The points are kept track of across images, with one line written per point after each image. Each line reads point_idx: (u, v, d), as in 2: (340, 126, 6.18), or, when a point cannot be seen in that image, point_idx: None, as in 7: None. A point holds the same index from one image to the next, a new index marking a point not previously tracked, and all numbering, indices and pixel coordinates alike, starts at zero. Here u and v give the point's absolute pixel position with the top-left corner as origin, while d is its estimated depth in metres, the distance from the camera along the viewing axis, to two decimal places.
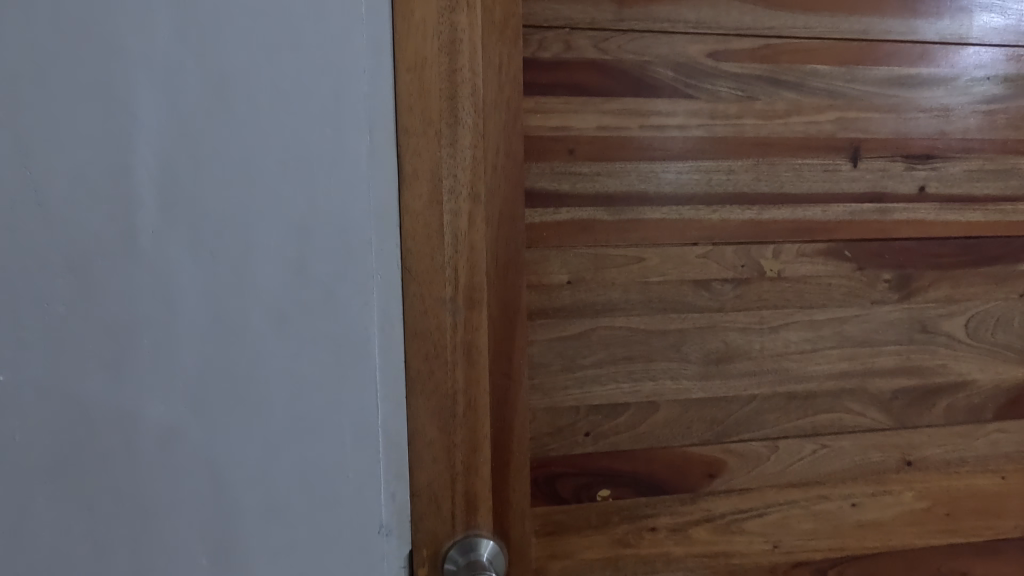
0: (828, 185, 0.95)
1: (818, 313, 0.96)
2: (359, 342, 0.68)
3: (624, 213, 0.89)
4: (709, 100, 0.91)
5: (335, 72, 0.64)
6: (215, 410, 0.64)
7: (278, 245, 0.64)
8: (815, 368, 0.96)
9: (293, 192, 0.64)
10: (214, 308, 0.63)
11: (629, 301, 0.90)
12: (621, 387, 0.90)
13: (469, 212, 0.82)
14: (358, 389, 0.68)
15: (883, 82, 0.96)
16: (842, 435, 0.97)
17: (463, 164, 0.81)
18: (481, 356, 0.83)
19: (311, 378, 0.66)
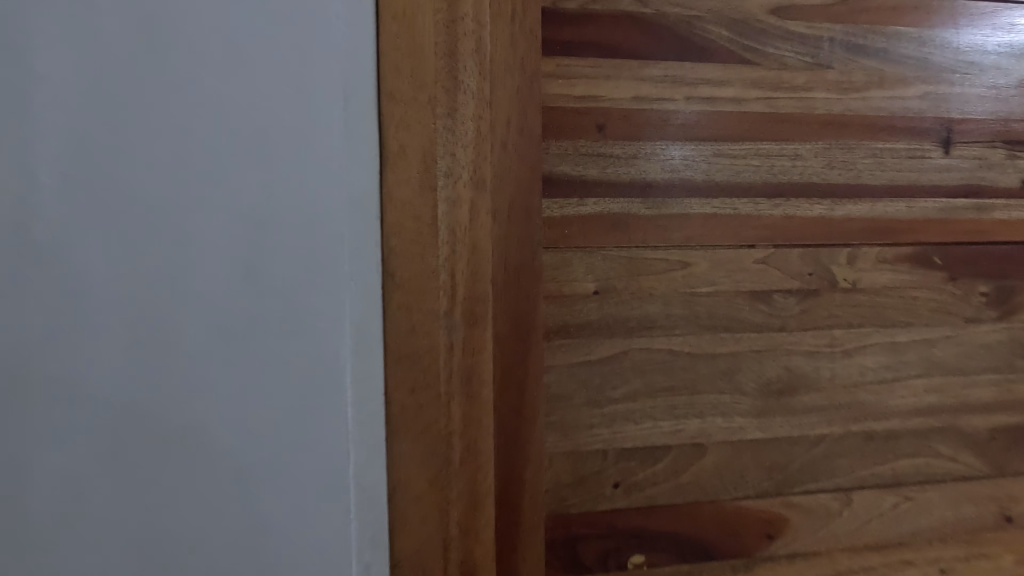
0: (915, 176, 0.77)
1: (901, 333, 0.77)
2: (329, 363, 0.54)
3: (666, 207, 0.71)
4: (771, 67, 0.73)
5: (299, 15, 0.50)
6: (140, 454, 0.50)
7: (224, 240, 0.50)
8: (897, 401, 0.78)
9: (245, 172, 0.50)
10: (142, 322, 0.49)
11: (671, 317, 0.72)
12: (659, 426, 0.72)
13: (470, 202, 0.64)
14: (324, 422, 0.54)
15: (979, 50, 0.78)
16: (928, 485, 0.79)
17: (463, 140, 0.63)
18: (485, 387, 0.65)
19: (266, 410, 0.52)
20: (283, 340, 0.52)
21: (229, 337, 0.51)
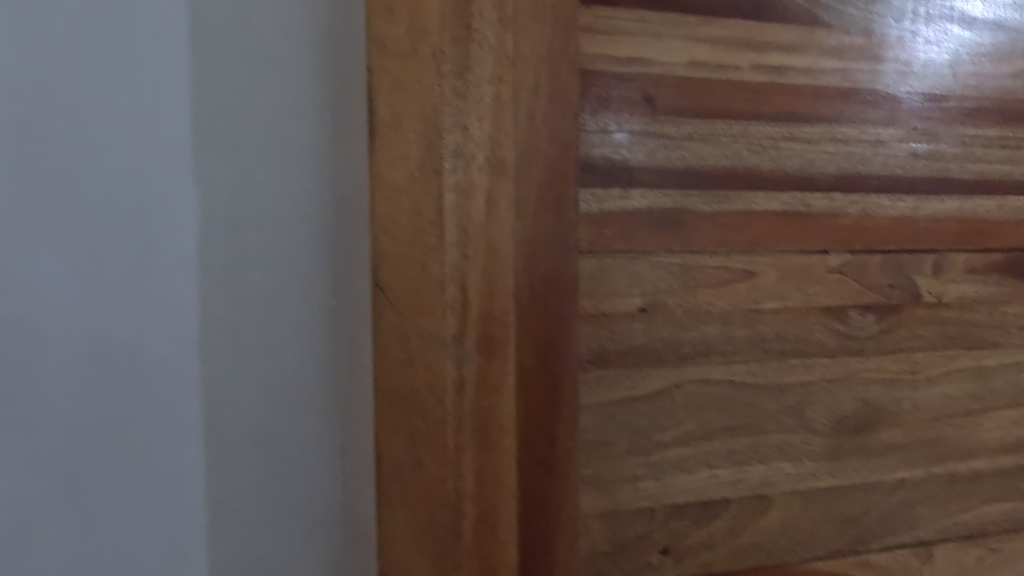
0: (1006, 168, 0.65)
1: (988, 356, 0.65)
2: (312, 365, 0.61)
3: (727, 201, 0.56)
4: (852, 32, 0.59)
5: (285, 82, 0.59)
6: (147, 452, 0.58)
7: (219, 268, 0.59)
8: (984, 437, 0.66)
9: (239, 213, 0.59)
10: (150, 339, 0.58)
11: (731, 340, 0.57)
12: (716, 477, 0.58)
13: (486, 193, 0.49)
14: (303, 429, 0.62)
15: None
16: (1014, 533, 0.67)
17: (477, 110, 0.48)
18: (503, 436, 0.50)
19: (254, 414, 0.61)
20: (268, 355, 0.61)
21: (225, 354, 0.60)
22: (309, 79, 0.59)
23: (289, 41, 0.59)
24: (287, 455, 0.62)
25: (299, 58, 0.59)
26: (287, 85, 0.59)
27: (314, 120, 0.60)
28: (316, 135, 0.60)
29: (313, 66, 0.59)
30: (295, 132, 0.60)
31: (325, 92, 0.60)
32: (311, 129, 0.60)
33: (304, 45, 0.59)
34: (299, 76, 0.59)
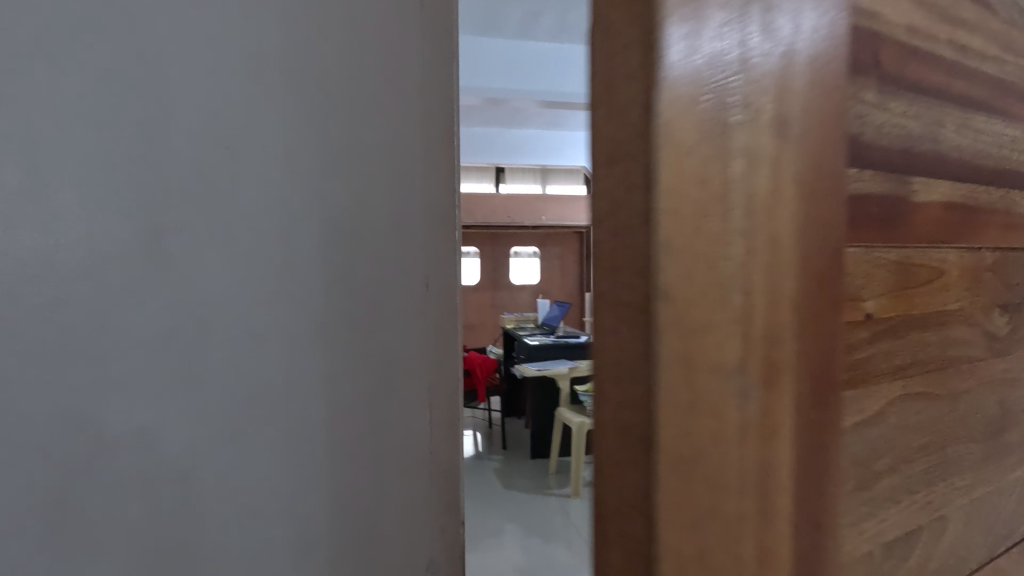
0: None
1: None
2: (382, 304, 1.07)
3: (934, 190, 0.50)
4: (1003, 19, 0.56)
5: (404, 199, 1.08)
6: (323, 410, 1.02)
7: (366, 304, 1.05)
8: None
9: (376, 272, 1.06)
10: (327, 347, 1.02)
11: (927, 349, 0.51)
12: (914, 500, 0.51)
13: (773, 161, 0.35)
14: (412, 390, 1.10)
15: None
16: None
17: (763, 45, 0.35)
18: (773, 474, 0.36)
19: (384, 385, 1.07)
20: (391, 349, 1.08)
21: (368, 352, 1.06)
22: (415, 199, 1.09)
23: (406, 179, 1.08)
24: (404, 405, 1.09)
25: (412, 188, 1.09)
26: (407, 202, 1.08)
27: (420, 221, 1.10)
28: (419, 227, 1.09)
29: (417, 193, 1.09)
30: (408, 226, 1.08)
31: (427, 206, 1.10)
32: (416, 225, 1.09)
33: (414, 181, 1.09)
34: (412, 197, 1.09)
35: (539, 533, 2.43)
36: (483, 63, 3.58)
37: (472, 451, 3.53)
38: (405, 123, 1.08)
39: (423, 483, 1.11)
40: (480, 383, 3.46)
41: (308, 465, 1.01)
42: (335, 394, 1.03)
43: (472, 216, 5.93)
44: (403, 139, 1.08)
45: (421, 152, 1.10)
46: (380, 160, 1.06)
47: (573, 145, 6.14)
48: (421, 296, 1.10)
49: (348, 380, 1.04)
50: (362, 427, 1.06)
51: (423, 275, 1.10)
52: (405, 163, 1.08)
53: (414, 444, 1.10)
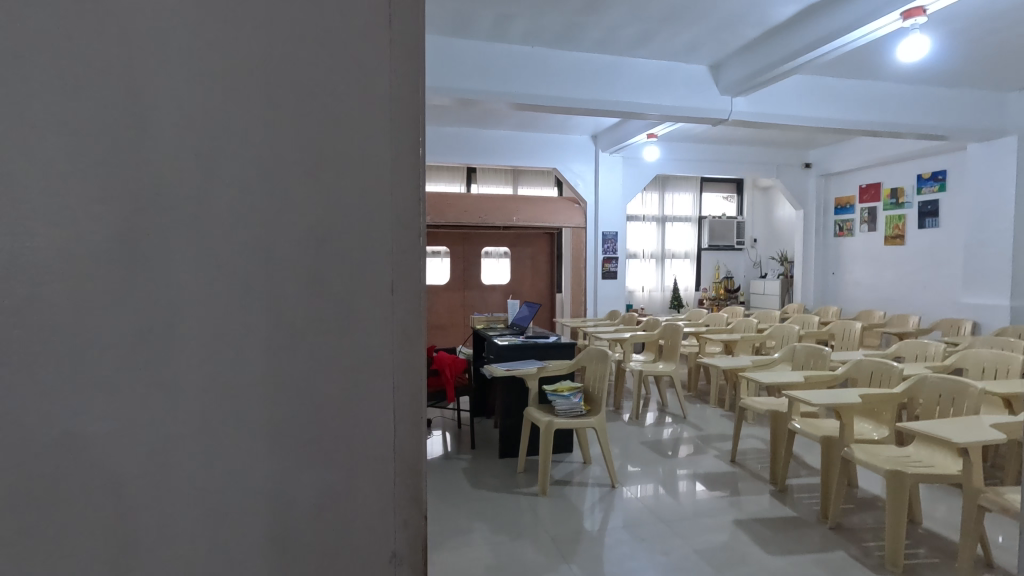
0: None
1: None
2: None
3: None
4: None
5: (357, 132, 0.75)
6: (250, 424, 0.72)
7: (306, 278, 0.73)
8: None
9: (322, 235, 0.74)
10: (250, 337, 0.72)
11: None
12: None
13: None
14: (375, 402, 0.77)
15: None
16: None
17: None
18: None
19: (334, 394, 0.75)
20: (345, 343, 0.75)
21: (313, 345, 0.74)
22: (376, 134, 0.76)
23: (360, 104, 0.75)
24: (362, 422, 0.76)
25: (371, 118, 0.75)
26: (365, 137, 0.75)
27: (383, 164, 0.76)
28: (384, 173, 0.76)
29: (379, 125, 0.76)
30: (369, 172, 0.75)
31: (393, 145, 0.76)
32: (378, 170, 0.76)
33: (372, 108, 0.76)
34: (371, 132, 0.75)
35: (507, 530, 2.45)
36: (457, 63, 3.59)
37: (441, 451, 3.51)
38: (361, 30, 0.75)
39: (391, 530, 0.78)
40: (450, 382, 3.45)
41: (224, 503, 0.72)
42: (264, 405, 0.73)
43: (443, 216, 5.91)
44: (358, 52, 0.75)
45: (385, 70, 0.76)
46: (323, 78, 0.73)
47: (545, 147, 6.19)
48: (388, 269, 0.77)
49: (283, 386, 0.73)
50: (308, 451, 0.74)
51: (389, 241, 0.77)
52: (360, 83, 0.75)
53: (380, 474, 0.77)
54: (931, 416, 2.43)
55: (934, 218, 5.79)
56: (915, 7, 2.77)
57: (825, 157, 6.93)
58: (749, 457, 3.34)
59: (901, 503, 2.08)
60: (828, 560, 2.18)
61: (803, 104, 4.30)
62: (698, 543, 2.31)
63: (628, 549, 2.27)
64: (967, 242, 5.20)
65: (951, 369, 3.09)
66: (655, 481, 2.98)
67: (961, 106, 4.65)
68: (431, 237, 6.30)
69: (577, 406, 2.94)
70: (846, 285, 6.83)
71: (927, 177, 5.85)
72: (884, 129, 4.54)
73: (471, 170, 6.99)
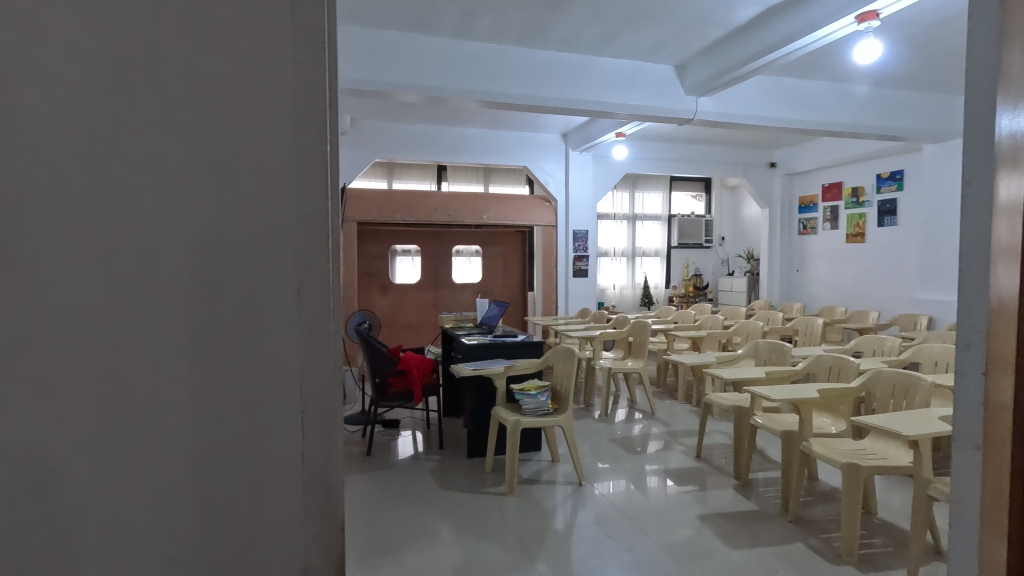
0: None
1: None
2: None
3: None
4: None
5: (267, 185, 0.86)
6: (176, 450, 0.84)
7: (223, 314, 0.85)
8: None
9: (238, 276, 0.86)
10: (176, 363, 0.84)
11: None
12: None
13: None
14: (285, 417, 0.89)
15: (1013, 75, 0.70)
16: None
17: None
18: None
19: (250, 412, 0.88)
20: (258, 369, 0.88)
21: (230, 370, 0.86)
22: (284, 187, 0.87)
23: (269, 161, 0.86)
24: (274, 434, 0.89)
25: (279, 174, 0.87)
26: (274, 190, 0.87)
27: (291, 212, 0.87)
28: (292, 219, 0.87)
29: (287, 178, 0.87)
30: (278, 221, 0.87)
31: (297, 204, 0.88)
32: (287, 217, 0.87)
33: (281, 165, 0.87)
34: (279, 186, 0.87)
35: (473, 530, 2.45)
36: (424, 60, 3.57)
37: (409, 451, 3.49)
38: (270, 97, 0.86)
39: (302, 526, 0.91)
40: (418, 382, 3.44)
41: (156, 508, 0.85)
42: (187, 421, 0.85)
43: (413, 214, 5.91)
44: (268, 118, 0.86)
45: (290, 131, 0.87)
46: (237, 141, 0.85)
47: (515, 145, 6.19)
48: (295, 302, 0.88)
49: (204, 406, 0.86)
50: (226, 459, 0.87)
51: (297, 278, 0.88)
52: (270, 144, 0.86)
53: (289, 477, 0.90)
54: (886, 409, 2.51)
55: (892, 216, 5.98)
56: (869, 12, 2.85)
57: (789, 157, 7.07)
58: (714, 451, 3.40)
59: (856, 493, 2.14)
60: (787, 552, 2.24)
61: (765, 106, 4.39)
62: (663, 539, 2.35)
63: (593, 547, 2.29)
64: (923, 239, 5.40)
65: (906, 363, 3.19)
66: (623, 478, 3.00)
67: (916, 108, 4.80)
68: (401, 235, 6.24)
69: (545, 404, 2.96)
70: (811, 282, 7.01)
71: (886, 176, 6.03)
72: (844, 130, 4.66)
73: (441, 168, 6.94)
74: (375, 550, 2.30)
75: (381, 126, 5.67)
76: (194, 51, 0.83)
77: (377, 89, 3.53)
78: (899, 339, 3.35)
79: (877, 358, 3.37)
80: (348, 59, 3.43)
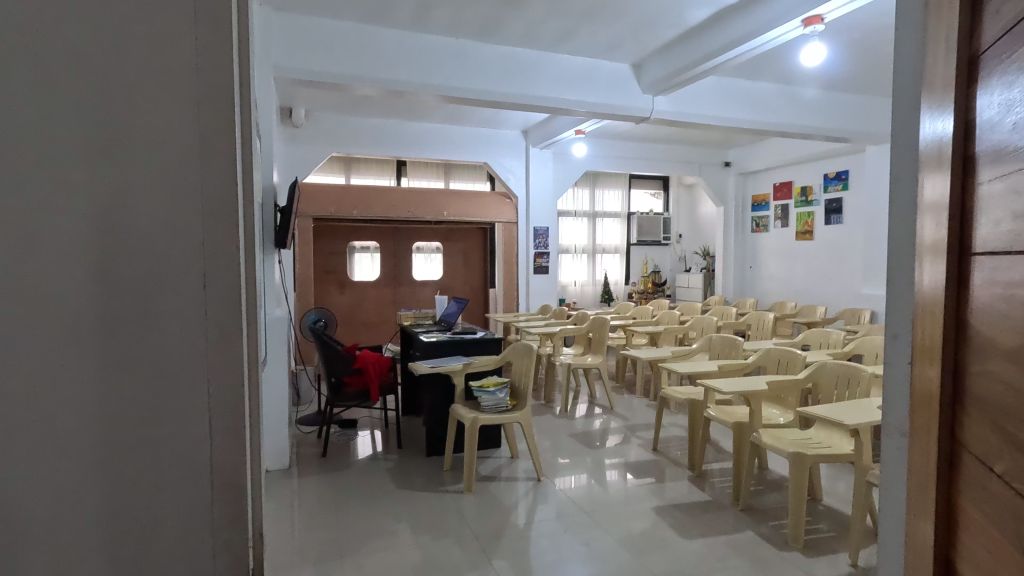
0: (1016, 165, 0.56)
1: (1015, 357, 0.55)
2: None
3: None
4: None
5: (169, 172, 0.82)
6: (102, 448, 0.81)
7: (135, 310, 0.81)
8: (1001, 448, 0.57)
9: (155, 270, 0.82)
10: (81, 363, 0.80)
11: None
12: None
13: None
14: (191, 420, 0.84)
15: (941, 79, 0.72)
16: (978, 535, 0.62)
17: None
18: None
19: (154, 413, 0.83)
20: (186, 368, 0.83)
21: (129, 368, 0.82)
22: (186, 174, 0.82)
23: (169, 147, 0.82)
24: (179, 438, 0.84)
25: (182, 159, 0.82)
26: (176, 179, 0.82)
27: (195, 201, 0.82)
28: (196, 209, 0.82)
29: (191, 165, 0.82)
30: (212, 212, 0.83)
31: (231, 197, 0.84)
32: (191, 206, 0.82)
33: (183, 151, 0.82)
34: (183, 173, 0.82)
35: (431, 530, 2.42)
36: (379, 53, 3.50)
37: (367, 452, 3.43)
38: (172, 78, 0.81)
39: (211, 536, 0.86)
40: (375, 381, 3.38)
41: (80, 510, 0.81)
42: (84, 422, 0.81)
43: (370, 210, 5.81)
44: (170, 101, 0.81)
45: (193, 114, 0.82)
46: (137, 125, 0.81)
47: (475, 141, 6.15)
48: (202, 297, 0.83)
49: (102, 407, 0.81)
50: (127, 464, 0.82)
51: (203, 271, 0.83)
52: (170, 127, 0.82)
53: (197, 483, 0.85)
54: (829, 399, 2.63)
55: (838, 215, 6.23)
56: (814, 17, 2.99)
57: (742, 157, 7.28)
58: (671, 445, 3.47)
59: (803, 479, 2.22)
60: (739, 541, 2.30)
61: (719, 106, 4.51)
62: (620, 532, 2.38)
63: (552, 542, 2.30)
64: (866, 237, 5.66)
65: (850, 356, 3.34)
66: (583, 473, 3.03)
67: (858, 111, 5.02)
68: (359, 232, 6.13)
69: (503, 401, 2.96)
70: (763, 278, 7.26)
71: (832, 176, 6.27)
72: (794, 131, 4.83)
73: (400, 163, 6.83)
74: (329, 552, 2.25)
75: (336, 119, 5.54)
76: (121, 35, 0.79)
77: (331, 80, 3.43)
78: (843, 332, 3.50)
79: (823, 351, 3.51)
80: (300, 48, 3.33)
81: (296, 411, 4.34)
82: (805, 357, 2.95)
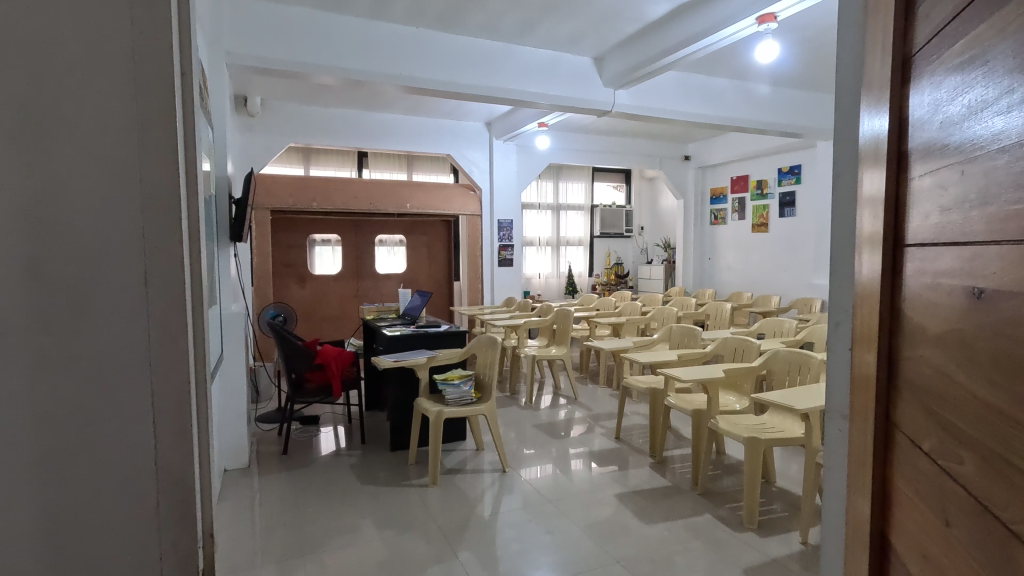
0: (946, 162, 0.58)
1: (942, 344, 0.58)
2: None
3: None
4: None
5: (105, 163, 0.78)
6: (38, 453, 0.78)
7: (70, 309, 0.78)
8: (929, 429, 0.61)
9: (87, 266, 0.78)
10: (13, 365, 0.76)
11: None
12: None
13: None
14: (135, 421, 0.81)
15: (878, 80, 0.76)
16: (910, 510, 0.66)
17: None
18: None
19: (90, 413, 0.79)
20: (123, 367, 0.80)
21: (64, 367, 0.78)
22: (122, 164, 0.79)
23: (104, 137, 0.78)
24: (119, 439, 0.80)
25: (116, 151, 0.78)
26: (112, 171, 0.78)
27: (134, 195, 0.79)
28: (135, 200, 0.79)
29: (129, 156, 0.79)
30: (154, 205, 0.80)
31: (173, 192, 0.81)
32: (128, 199, 0.79)
33: (118, 142, 0.78)
34: (120, 163, 0.78)
35: (395, 525, 2.41)
36: (338, 39, 3.41)
37: (330, 448, 3.38)
38: (106, 66, 0.77)
39: (157, 541, 0.83)
40: (337, 377, 3.32)
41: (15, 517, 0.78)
42: (19, 425, 0.77)
43: (331, 202, 5.68)
44: (104, 89, 0.77)
45: (129, 103, 0.78)
46: (70, 114, 0.76)
47: (438, 133, 6.08)
48: (143, 293, 0.80)
49: (36, 408, 0.77)
50: (64, 470, 0.79)
51: (143, 265, 0.80)
52: (103, 116, 0.78)
53: (142, 484, 0.82)
54: (782, 385, 2.73)
55: (792, 208, 6.44)
56: (767, 15, 3.07)
57: (701, 150, 7.45)
58: (634, 433, 3.55)
59: (757, 463, 2.31)
60: (697, 524, 2.38)
61: (679, 101, 4.60)
62: (583, 519, 2.42)
63: (516, 533, 2.32)
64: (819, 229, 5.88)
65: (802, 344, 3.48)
66: (548, 463, 3.07)
67: (809, 108, 5.19)
68: (319, 225, 6.01)
69: (468, 394, 2.96)
70: (722, 269, 7.47)
71: (786, 170, 6.48)
72: (750, 126, 4.95)
73: (362, 155, 6.71)
74: (290, 552, 2.21)
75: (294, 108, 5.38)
76: (47, 22, 0.75)
77: (286, 69, 3.33)
78: (795, 321, 3.64)
79: (777, 339, 3.64)
80: (254, 34, 3.22)
81: (255, 408, 4.23)
82: (760, 345, 3.06)
